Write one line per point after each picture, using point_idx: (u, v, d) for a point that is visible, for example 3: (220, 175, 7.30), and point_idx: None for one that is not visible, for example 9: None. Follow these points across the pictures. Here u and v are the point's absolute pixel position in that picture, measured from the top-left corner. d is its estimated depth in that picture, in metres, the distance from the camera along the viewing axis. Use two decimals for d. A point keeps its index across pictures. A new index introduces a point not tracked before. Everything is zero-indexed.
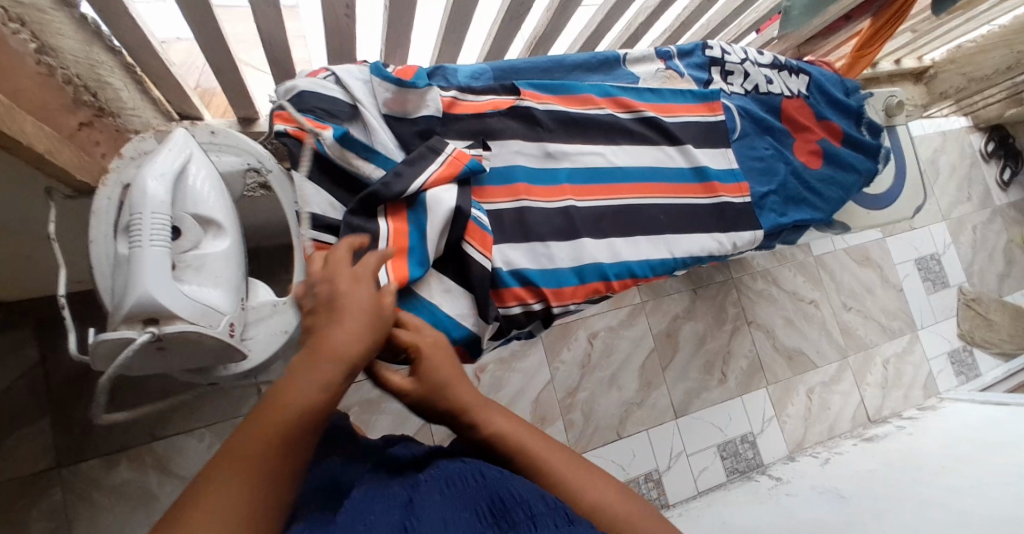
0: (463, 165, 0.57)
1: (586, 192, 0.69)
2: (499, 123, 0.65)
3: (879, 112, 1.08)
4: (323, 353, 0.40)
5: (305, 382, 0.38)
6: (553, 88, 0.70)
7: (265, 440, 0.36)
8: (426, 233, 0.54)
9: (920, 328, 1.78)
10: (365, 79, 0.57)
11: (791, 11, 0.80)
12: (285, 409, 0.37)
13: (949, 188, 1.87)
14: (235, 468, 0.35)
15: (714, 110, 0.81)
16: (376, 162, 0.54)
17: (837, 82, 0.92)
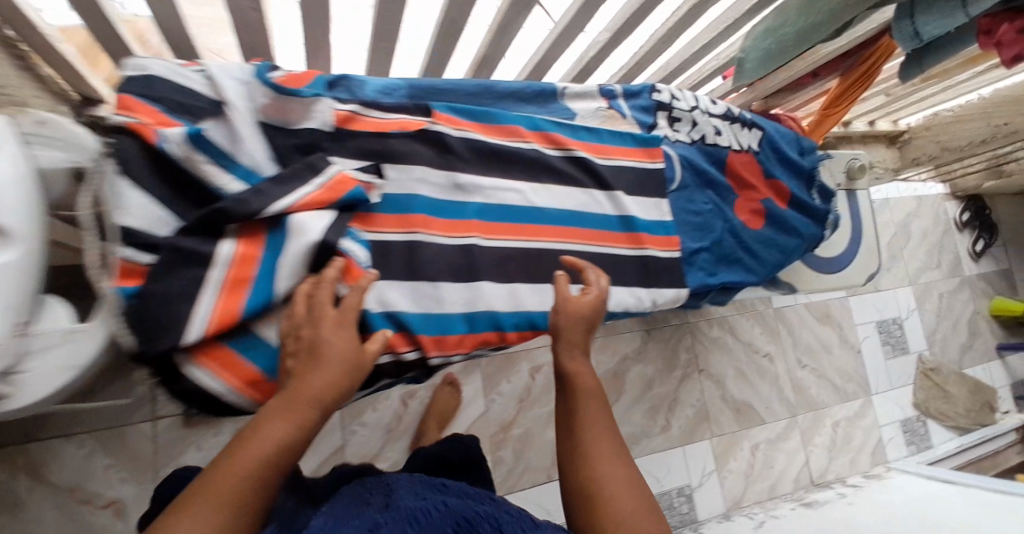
0: (344, 192, 0.49)
1: (496, 231, 0.61)
2: (404, 145, 0.56)
3: (838, 175, 1.04)
4: (298, 400, 0.41)
5: (278, 427, 0.40)
6: (475, 115, 0.62)
7: (243, 475, 0.37)
8: (275, 266, 0.47)
9: (876, 393, 1.74)
10: (244, 78, 0.48)
11: (744, 64, 0.76)
12: (255, 454, 0.38)
13: (918, 252, 1.84)
14: (213, 497, 0.36)
15: (654, 157, 0.75)
16: (235, 173, 0.47)
17: (793, 140, 0.88)
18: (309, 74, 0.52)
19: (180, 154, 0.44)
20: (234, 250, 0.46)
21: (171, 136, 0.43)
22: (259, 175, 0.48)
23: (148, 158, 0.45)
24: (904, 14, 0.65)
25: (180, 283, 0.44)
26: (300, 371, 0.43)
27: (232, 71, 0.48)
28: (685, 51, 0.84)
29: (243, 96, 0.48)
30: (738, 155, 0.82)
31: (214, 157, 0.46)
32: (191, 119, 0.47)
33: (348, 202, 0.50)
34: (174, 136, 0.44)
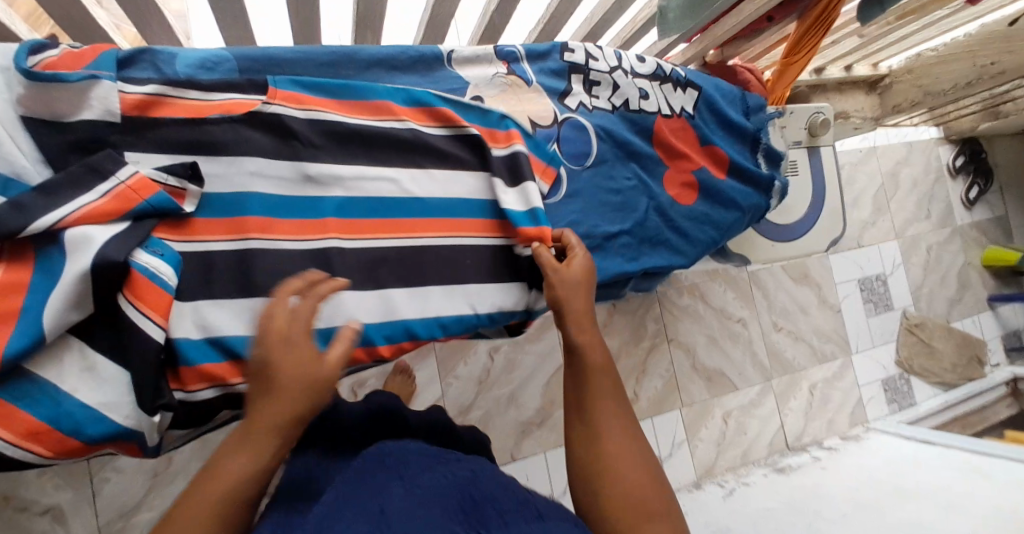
0: (141, 198, 0.45)
1: (358, 228, 0.55)
2: (229, 133, 0.50)
3: (801, 131, 0.94)
4: (252, 430, 0.41)
5: (237, 461, 0.40)
6: (326, 89, 0.55)
7: (201, 516, 0.38)
8: (50, 294, 0.41)
9: (856, 353, 1.68)
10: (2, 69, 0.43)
11: (666, 13, 0.64)
12: (206, 495, 0.39)
13: (905, 204, 1.77)
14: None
15: (546, 175, 0.64)
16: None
17: (736, 98, 0.78)
18: (93, 53, 0.47)
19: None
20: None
21: None
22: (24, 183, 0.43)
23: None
24: None
25: None
26: (254, 400, 0.42)
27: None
28: (607, 3, 0.73)
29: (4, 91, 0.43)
30: (668, 120, 0.72)
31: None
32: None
33: (156, 210, 0.46)
34: None
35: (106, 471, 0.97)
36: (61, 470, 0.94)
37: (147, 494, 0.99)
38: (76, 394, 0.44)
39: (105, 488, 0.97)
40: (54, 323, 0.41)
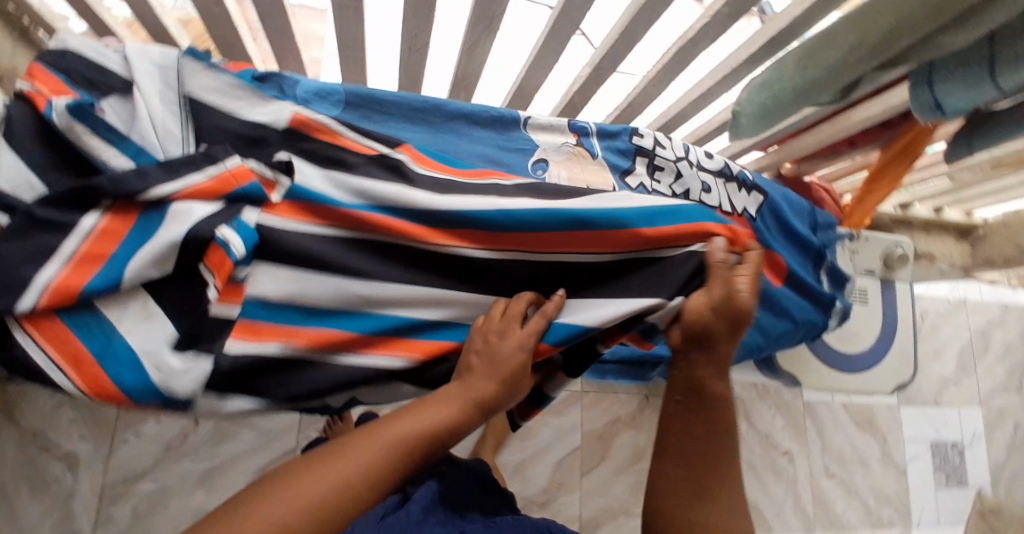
0: (237, 184, 0.49)
1: (463, 234, 0.53)
2: (356, 157, 0.55)
3: (874, 262, 0.89)
4: (461, 390, 0.48)
5: (435, 412, 0.46)
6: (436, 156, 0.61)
7: (384, 445, 0.43)
8: (139, 248, 0.46)
9: (917, 527, 1.47)
10: (162, 64, 0.53)
11: (740, 115, 0.67)
12: (398, 433, 0.44)
13: (995, 370, 1.61)
14: (346, 456, 0.42)
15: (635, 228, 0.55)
16: (123, 150, 0.49)
17: (803, 211, 0.77)
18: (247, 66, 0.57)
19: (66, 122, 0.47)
20: (98, 222, 0.46)
21: (57, 106, 0.47)
22: (149, 155, 0.49)
23: (36, 124, 0.48)
24: (921, 80, 0.53)
25: (27, 247, 0.44)
26: (475, 368, 0.49)
27: (151, 58, 0.52)
28: (685, 99, 0.77)
29: (162, 82, 0.52)
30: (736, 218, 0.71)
31: (98, 130, 0.48)
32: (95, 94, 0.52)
33: (247, 196, 0.49)
34: (61, 105, 0.47)
35: (128, 433, 1.02)
36: (91, 421, 1.00)
37: (153, 466, 1.02)
38: (126, 338, 0.46)
39: (121, 450, 1.01)
40: (131, 273, 0.45)
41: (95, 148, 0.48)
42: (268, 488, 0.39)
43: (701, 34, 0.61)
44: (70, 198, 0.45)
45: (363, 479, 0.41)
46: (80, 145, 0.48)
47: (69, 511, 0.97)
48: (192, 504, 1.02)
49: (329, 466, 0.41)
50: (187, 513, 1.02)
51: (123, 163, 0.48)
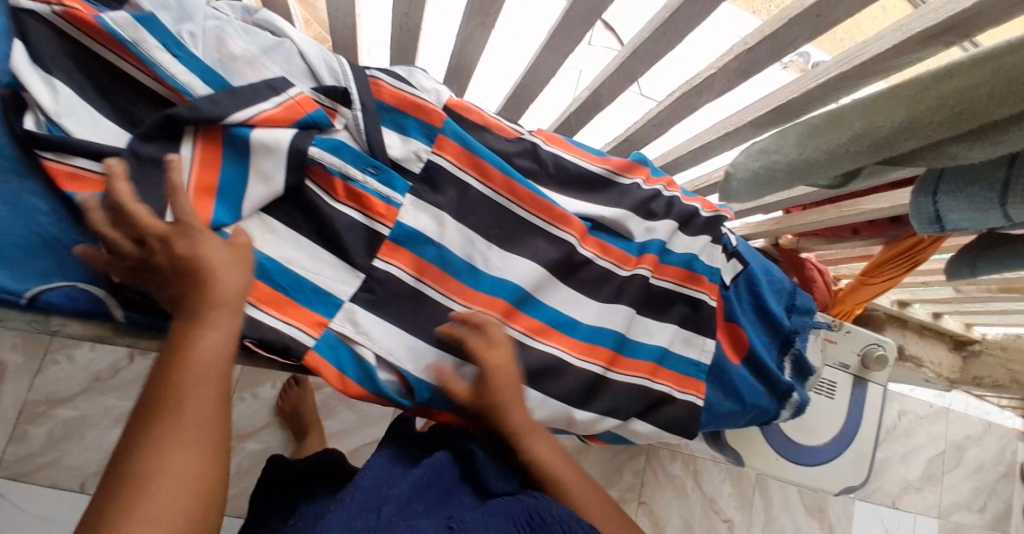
0: (305, 112, 0.50)
1: (548, 213, 0.61)
2: (480, 134, 0.62)
3: (851, 354, 0.84)
4: (203, 307, 0.39)
5: (212, 338, 0.38)
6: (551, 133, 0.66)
7: (214, 381, 0.37)
8: (244, 172, 0.48)
9: None
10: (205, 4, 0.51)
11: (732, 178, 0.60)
12: (197, 365, 0.37)
13: (960, 487, 1.54)
14: (193, 399, 0.35)
15: (694, 281, 0.66)
16: (192, 67, 0.46)
17: (784, 291, 0.71)
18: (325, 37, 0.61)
19: (135, 34, 0.44)
20: (193, 151, 0.46)
21: (117, 17, 0.43)
22: (218, 74, 0.48)
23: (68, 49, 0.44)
24: (925, 188, 0.47)
25: None
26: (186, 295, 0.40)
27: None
28: (687, 146, 0.71)
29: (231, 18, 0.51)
30: (708, 283, 0.66)
31: (168, 45, 0.45)
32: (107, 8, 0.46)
33: (312, 124, 0.51)
34: (117, 17, 0.43)
35: (61, 354, 1.00)
36: (25, 335, 0.98)
37: (78, 393, 1.00)
38: (262, 250, 0.49)
39: (50, 370, 0.99)
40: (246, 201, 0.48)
41: (42, 88, 0.41)
42: (138, 478, 0.32)
43: (707, 86, 0.55)
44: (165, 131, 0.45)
45: (186, 443, 0.34)
46: (147, 55, 0.44)
47: None
48: (108, 440, 1.00)
49: (168, 440, 0.33)
50: (101, 448, 1.00)
51: (203, 88, 0.47)
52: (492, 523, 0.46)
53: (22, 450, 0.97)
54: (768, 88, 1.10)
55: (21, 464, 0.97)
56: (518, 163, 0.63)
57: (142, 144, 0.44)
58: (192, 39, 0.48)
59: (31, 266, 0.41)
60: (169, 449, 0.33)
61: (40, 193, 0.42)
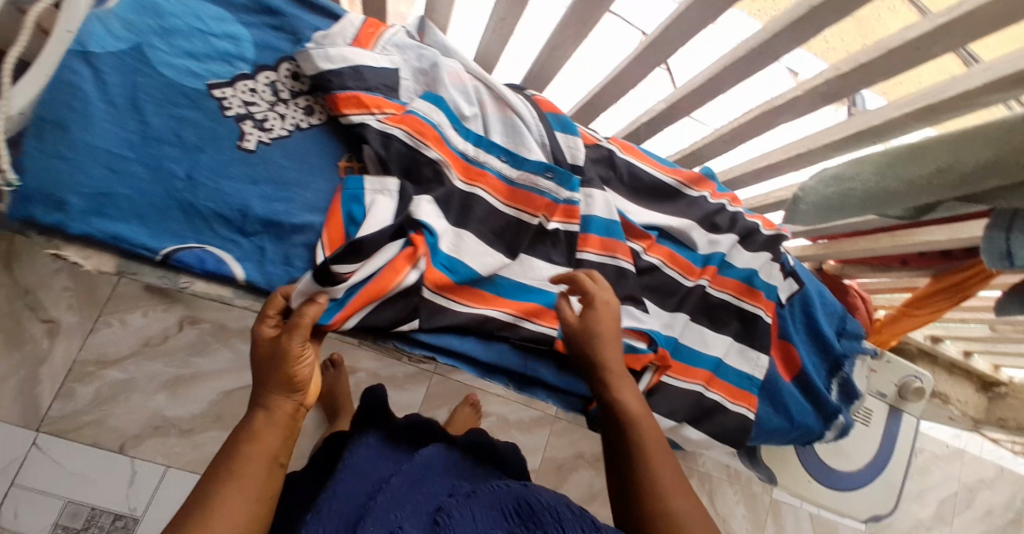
0: (472, 168, 0.56)
1: (611, 244, 0.61)
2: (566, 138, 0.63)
3: (888, 385, 0.86)
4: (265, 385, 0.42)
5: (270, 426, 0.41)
6: (629, 145, 0.67)
7: (259, 471, 0.39)
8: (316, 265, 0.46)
9: None
10: (416, 66, 0.55)
11: (799, 203, 0.64)
12: (258, 440, 0.40)
13: (971, 530, 1.54)
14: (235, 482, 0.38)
15: (753, 298, 0.66)
16: (466, 138, 0.56)
17: (835, 314, 0.73)
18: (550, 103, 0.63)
19: (437, 117, 0.54)
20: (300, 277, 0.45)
21: (420, 108, 0.53)
22: (471, 134, 0.57)
23: (192, 24, 0.47)
24: (1000, 225, 0.50)
25: (94, 109, 0.42)
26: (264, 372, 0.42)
27: (408, 49, 0.56)
28: (750, 165, 0.73)
29: (410, 55, 0.56)
30: (764, 299, 0.67)
31: (451, 122, 0.55)
32: (398, 98, 0.54)
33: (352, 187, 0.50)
34: (418, 113, 0.52)
35: (113, 317, 1.03)
36: (83, 296, 1.01)
37: (126, 357, 1.03)
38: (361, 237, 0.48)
39: (101, 332, 1.02)
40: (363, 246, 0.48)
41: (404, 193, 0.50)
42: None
43: (789, 107, 0.57)
44: (339, 132, 0.52)
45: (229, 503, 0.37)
46: (446, 137, 0.54)
47: (33, 375, 0.98)
48: (152, 404, 1.04)
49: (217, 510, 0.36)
50: (145, 411, 1.03)
51: (465, 146, 0.56)
52: (481, 515, 0.45)
53: (69, 407, 1.00)
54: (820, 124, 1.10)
55: (64, 421, 0.99)
56: (594, 167, 0.64)
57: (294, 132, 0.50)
58: (456, 107, 0.56)
59: (166, 225, 0.44)
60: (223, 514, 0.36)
61: (180, 161, 0.45)
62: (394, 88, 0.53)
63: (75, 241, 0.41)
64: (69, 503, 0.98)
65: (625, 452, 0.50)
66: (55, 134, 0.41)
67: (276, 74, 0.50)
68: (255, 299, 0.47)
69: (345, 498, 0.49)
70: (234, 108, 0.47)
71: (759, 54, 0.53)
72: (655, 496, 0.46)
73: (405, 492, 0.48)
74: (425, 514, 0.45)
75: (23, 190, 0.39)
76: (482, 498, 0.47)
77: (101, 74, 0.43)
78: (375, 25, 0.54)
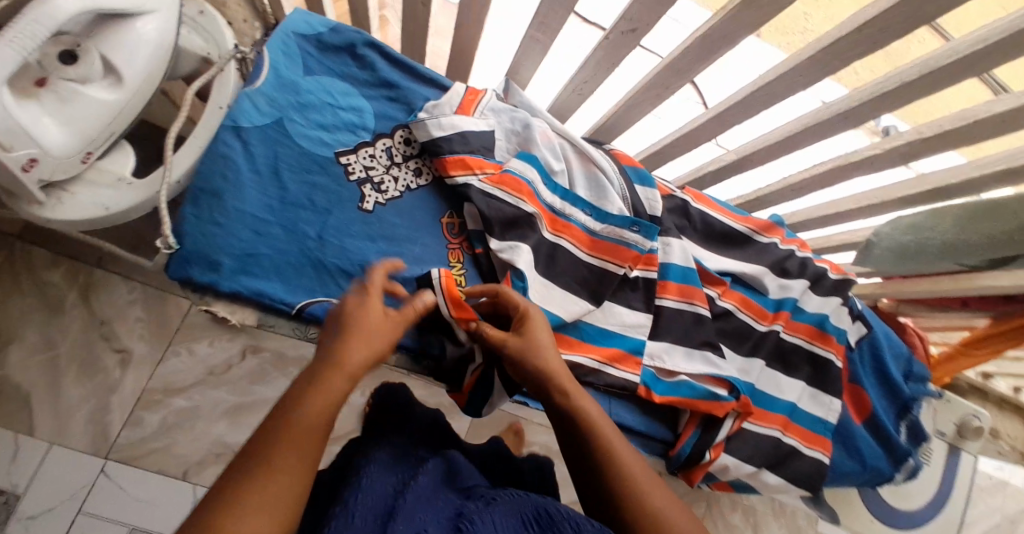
0: (561, 221, 0.59)
1: (690, 292, 0.63)
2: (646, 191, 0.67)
3: (947, 425, 0.87)
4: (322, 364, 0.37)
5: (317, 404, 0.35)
6: (701, 195, 0.69)
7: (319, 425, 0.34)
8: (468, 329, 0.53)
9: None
10: (511, 128, 0.59)
11: (873, 247, 0.68)
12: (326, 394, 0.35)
13: None
14: (276, 478, 0.31)
15: (824, 342, 0.69)
16: (556, 192, 0.59)
17: (902, 358, 0.75)
18: (627, 156, 0.66)
19: (530, 174, 0.57)
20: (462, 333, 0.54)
21: (518, 167, 0.56)
22: (561, 189, 0.60)
23: (322, 100, 0.52)
24: None
25: (243, 178, 0.46)
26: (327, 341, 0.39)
27: (502, 112, 0.60)
28: (816, 212, 0.75)
29: (504, 118, 0.60)
30: (835, 343, 0.69)
31: (544, 179, 0.59)
32: (494, 158, 0.57)
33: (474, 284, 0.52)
34: (517, 173, 0.56)
35: (181, 346, 1.03)
36: (153, 324, 1.01)
37: (192, 384, 1.03)
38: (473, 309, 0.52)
39: (169, 362, 1.02)
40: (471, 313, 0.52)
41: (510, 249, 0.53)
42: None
43: (866, 162, 0.60)
44: (446, 191, 0.56)
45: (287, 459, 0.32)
46: (539, 194, 0.58)
47: (104, 404, 0.97)
48: (214, 432, 1.03)
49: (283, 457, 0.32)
50: (206, 438, 1.03)
51: (554, 200, 0.59)
52: (501, 522, 0.39)
53: (137, 434, 0.98)
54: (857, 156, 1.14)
55: (131, 448, 0.98)
56: (671, 217, 0.67)
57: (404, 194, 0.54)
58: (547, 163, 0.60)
59: (299, 282, 0.47)
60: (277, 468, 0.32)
61: (312, 223, 0.49)
62: (492, 149, 0.57)
63: (224, 297, 0.45)
64: (133, 530, 0.96)
65: (591, 463, 0.43)
66: (211, 203, 0.45)
67: (392, 141, 0.55)
68: None
69: (372, 486, 0.40)
70: (356, 173, 0.52)
71: (842, 118, 0.54)
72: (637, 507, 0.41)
73: (422, 496, 0.40)
74: (445, 518, 0.38)
75: (182, 253, 0.44)
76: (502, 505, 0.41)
77: (249, 146, 0.47)
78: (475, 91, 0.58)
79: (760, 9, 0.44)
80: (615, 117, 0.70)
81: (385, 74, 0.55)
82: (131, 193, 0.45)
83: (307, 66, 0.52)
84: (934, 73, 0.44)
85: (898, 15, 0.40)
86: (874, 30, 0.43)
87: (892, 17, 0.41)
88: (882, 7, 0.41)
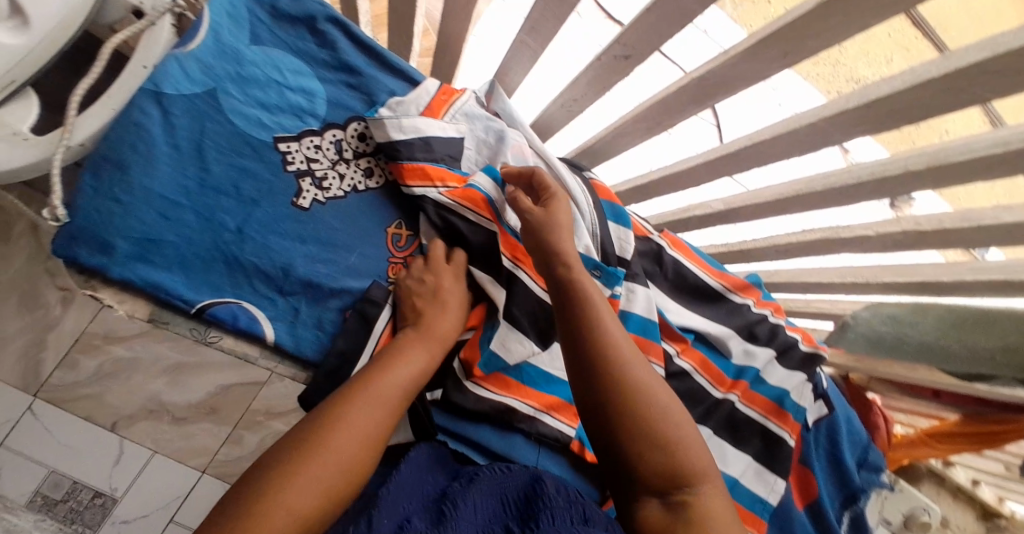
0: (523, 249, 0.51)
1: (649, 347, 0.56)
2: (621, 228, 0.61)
3: (895, 514, 0.83)
4: (428, 336, 0.44)
5: (417, 354, 0.42)
6: (680, 242, 0.65)
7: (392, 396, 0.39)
8: None
9: None
10: (482, 138, 0.54)
11: (848, 329, 0.62)
12: (398, 374, 0.40)
13: None
14: (355, 426, 0.36)
15: (782, 420, 0.64)
16: None
17: (859, 443, 0.71)
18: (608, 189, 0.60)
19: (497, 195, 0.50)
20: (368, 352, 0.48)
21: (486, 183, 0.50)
22: None
23: (271, 78, 0.47)
24: None
25: (158, 152, 0.42)
26: (421, 310, 0.45)
27: (477, 119, 0.54)
28: (800, 277, 0.70)
29: (477, 125, 0.54)
30: (792, 422, 0.64)
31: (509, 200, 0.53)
32: (460, 169, 0.52)
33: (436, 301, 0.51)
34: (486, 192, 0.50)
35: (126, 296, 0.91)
36: None
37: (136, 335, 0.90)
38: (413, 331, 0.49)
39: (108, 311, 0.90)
40: None
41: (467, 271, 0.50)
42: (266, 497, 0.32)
43: (856, 241, 0.54)
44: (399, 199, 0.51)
45: (368, 420, 0.37)
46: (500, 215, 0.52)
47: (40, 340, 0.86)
48: (150, 388, 0.90)
49: (361, 417, 0.37)
50: (142, 393, 0.89)
51: None
52: (483, 506, 0.39)
53: (67, 378, 0.87)
54: (860, 214, 1.10)
55: (63, 391, 0.86)
56: (641, 261, 0.62)
57: (348, 195, 0.49)
58: None
59: (206, 277, 0.43)
60: (360, 435, 0.36)
61: (232, 212, 0.43)
62: (458, 158, 0.52)
63: (113, 284, 0.40)
64: (53, 473, 0.82)
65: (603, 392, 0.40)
66: (115, 176, 0.40)
67: (343, 133, 0.49)
68: (271, 362, 0.46)
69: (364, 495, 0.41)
70: (296, 164, 0.47)
71: (841, 194, 0.48)
72: (630, 405, 0.39)
73: (410, 480, 0.41)
74: (429, 500, 0.40)
75: (71, 229, 0.39)
76: (484, 487, 0.41)
77: (171, 117, 0.42)
78: (449, 94, 0.53)
79: (768, 61, 0.38)
80: (604, 142, 0.64)
81: (347, 58, 0.50)
82: (30, 151, 0.37)
83: (255, 34, 0.47)
84: (944, 168, 0.39)
85: (920, 98, 0.34)
86: (886, 109, 0.37)
87: (912, 99, 0.35)
88: (902, 84, 0.35)
